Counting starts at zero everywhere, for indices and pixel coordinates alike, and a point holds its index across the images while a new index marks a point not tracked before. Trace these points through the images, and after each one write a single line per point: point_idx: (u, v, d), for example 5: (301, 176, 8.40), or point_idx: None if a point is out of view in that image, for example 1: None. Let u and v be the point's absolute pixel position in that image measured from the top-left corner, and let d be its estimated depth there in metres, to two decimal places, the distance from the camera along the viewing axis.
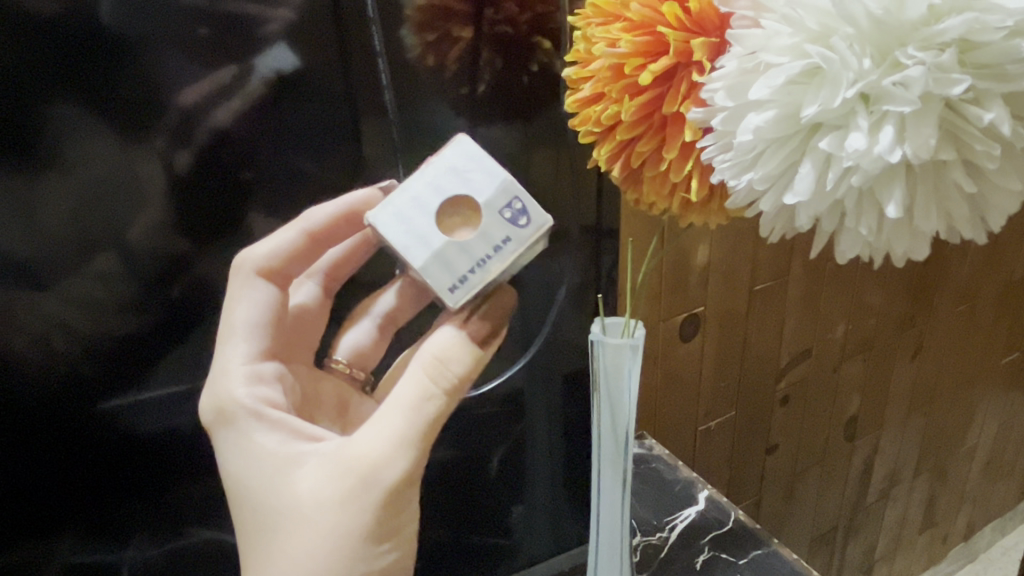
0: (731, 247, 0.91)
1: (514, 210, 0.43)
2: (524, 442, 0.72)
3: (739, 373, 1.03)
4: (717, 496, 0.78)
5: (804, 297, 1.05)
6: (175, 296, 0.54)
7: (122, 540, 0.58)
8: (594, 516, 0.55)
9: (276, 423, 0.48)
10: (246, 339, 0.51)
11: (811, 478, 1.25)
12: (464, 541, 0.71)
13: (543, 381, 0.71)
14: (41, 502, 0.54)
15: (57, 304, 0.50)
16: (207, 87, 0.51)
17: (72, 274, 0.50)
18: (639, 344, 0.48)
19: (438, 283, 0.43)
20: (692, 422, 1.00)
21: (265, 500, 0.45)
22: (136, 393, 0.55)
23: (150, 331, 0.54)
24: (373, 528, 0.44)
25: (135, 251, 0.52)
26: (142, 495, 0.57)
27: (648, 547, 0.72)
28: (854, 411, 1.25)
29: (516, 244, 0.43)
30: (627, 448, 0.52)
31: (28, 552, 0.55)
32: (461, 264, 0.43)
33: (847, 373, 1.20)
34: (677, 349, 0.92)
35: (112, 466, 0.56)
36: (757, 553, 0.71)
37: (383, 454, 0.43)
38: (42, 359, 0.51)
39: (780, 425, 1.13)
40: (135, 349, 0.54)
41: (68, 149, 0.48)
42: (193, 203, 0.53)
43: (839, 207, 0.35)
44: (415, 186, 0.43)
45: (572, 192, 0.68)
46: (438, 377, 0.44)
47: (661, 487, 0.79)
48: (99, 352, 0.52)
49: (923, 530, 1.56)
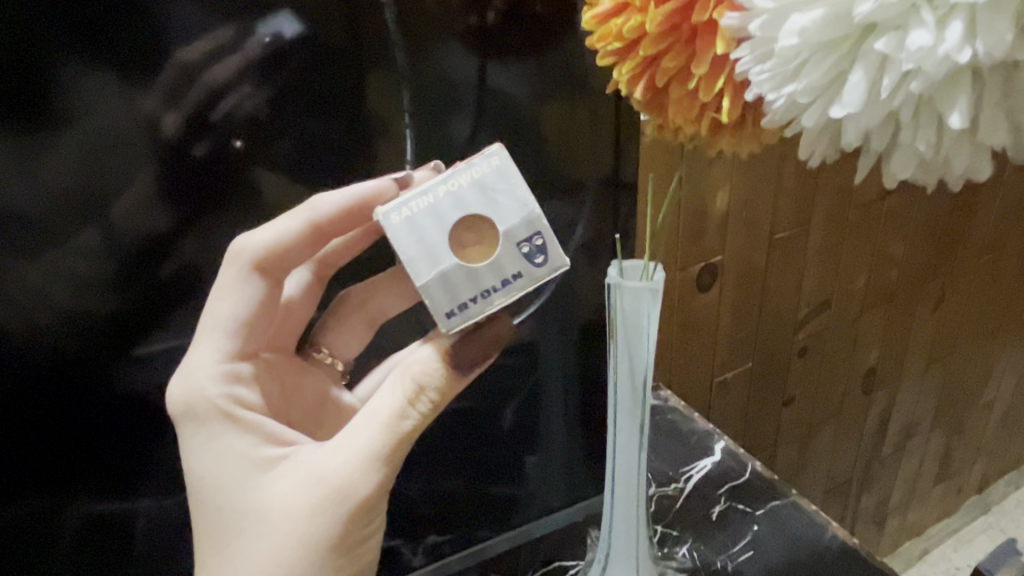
0: (752, 194, 0.89)
1: (532, 247, 0.41)
2: (538, 393, 0.70)
3: (757, 325, 1.00)
4: (734, 447, 0.77)
5: (825, 247, 1.02)
6: (169, 260, 0.53)
7: (136, 487, 0.57)
8: (608, 482, 0.55)
9: (252, 425, 0.47)
10: (225, 334, 0.49)
11: (827, 430, 1.23)
12: (476, 492, 0.70)
13: (558, 329, 0.69)
14: (46, 449, 0.53)
15: (45, 271, 0.49)
16: (199, 52, 0.50)
17: (67, 240, 0.50)
18: (658, 288, 0.45)
19: (436, 304, 0.41)
20: (707, 373, 0.99)
21: (233, 500, 0.45)
22: (140, 352, 0.54)
23: (139, 294, 0.53)
24: (343, 536, 0.44)
25: (121, 227, 0.51)
26: (147, 460, 0.57)
27: (663, 498, 0.71)
28: (873, 362, 1.23)
29: (525, 283, 0.41)
30: (645, 397, 0.50)
31: (43, 499, 0.54)
32: (465, 291, 0.41)
33: (866, 326, 1.17)
34: (694, 299, 0.90)
35: (116, 415, 0.55)
36: (774, 504, 0.70)
37: (357, 468, 0.43)
38: (28, 326, 0.50)
39: (796, 377, 1.12)
40: (131, 312, 0.53)
41: (77, 112, 0.47)
42: (181, 167, 0.51)
43: (893, 122, 0.32)
44: (437, 196, 0.40)
45: (584, 128, 0.65)
46: (416, 399, 0.43)
47: (675, 438, 0.78)
48: (92, 313, 0.51)
49: (938, 482, 1.56)
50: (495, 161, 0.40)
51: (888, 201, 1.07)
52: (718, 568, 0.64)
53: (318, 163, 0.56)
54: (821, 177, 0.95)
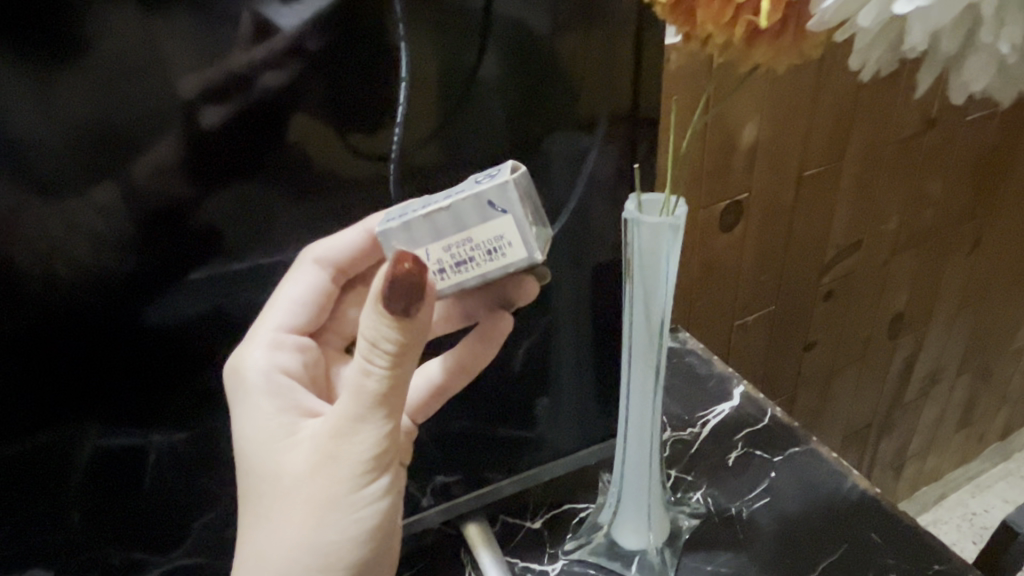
0: (783, 127, 0.83)
1: (486, 176, 0.40)
2: (551, 346, 0.63)
3: (782, 266, 0.96)
4: (753, 392, 0.74)
5: (857, 185, 0.97)
6: (189, 232, 0.45)
7: (146, 434, 0.50)
8: (621, 431, 0.53)
9: (279, 389, 0.48)
10: (287, 311, 0.52)
11: (848, 374, 1.20)
12: (487, 437, 0.64)
13: (572, 280, 0.62)
14: (55, 398, 0.46)
15: (53, 225, 0.42)
16: (248, 68, 0.44)
17: (81, 196, 0.42)
18: (680, 224, 0.42)
19: (388, 216, 0.42)
20: (728, 316, 0.95)
21: (254, 467, 0.45)
22: (161, 312, 0.47)
23: (155, 256, 0.45)
24: (343, 497, 0.42)
25: (141, 187, 0.43)
26: (172, 428, 0.51)
27: (678, 442, 0.70)
28: (900, 307, 1.19)
29: (462, 196, 0.39)
30: (662, 342, 0.48)
31: (46, 450, 0.47)
32: (414, 206, 0.41)
33: (896, 269, 1.13)
34: (715, 239, 0.87)
35: (129, 364, 0.47)
36: (794, 451, 0.67)
37: (342, 430, 0.41)
38: (46, 284, 0.43)
39: (820, 320, 1.08)
40: (146, 277, 0.45)
41: (93, 40, 0.40)
42: (200, 138, 0.44)
43: (968, 20, 0.32)
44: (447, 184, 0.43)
45: (617, 34, 0.55)
46: (371, 354, 0.39)
47: (693, 382, 0.76)
48: (104, 273, 0.44)
49: (959, 429, 1.53)
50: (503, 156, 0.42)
51: (929, 135, 1.00)
52: (732, 514, 0.62)
53: (354, 123, 0.48)
54: (856, 109, 0.89)
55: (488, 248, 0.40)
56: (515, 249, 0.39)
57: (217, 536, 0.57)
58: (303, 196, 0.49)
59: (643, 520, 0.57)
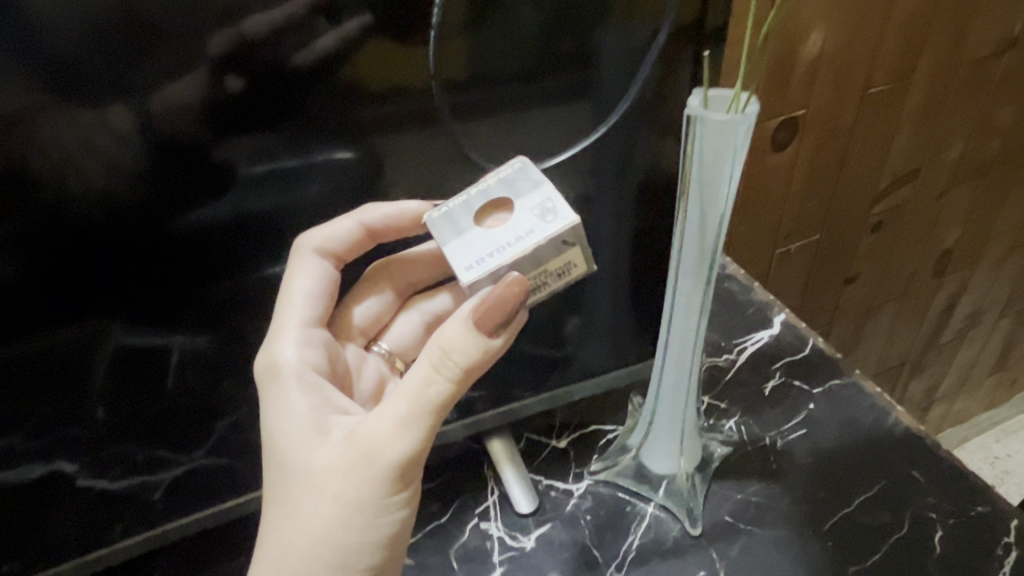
0: (852, 34, 0.76)
1: (543, 209, 0.44)
2: (588, 264, 0.59)
3: (831, 194, 0.91)
4: (795, 322, 0.70)
5: (922, 109, 0.90)
6: (205, 165, 0.43)
7: (165, 341, 0.48)
8: (660, 341, 0.51)
9: (312, 385, 0.46)
10: (304, 305, 0.49)
11: (887, 311, 1.16)
12: (514, 354, 0.61)
13: (617, 193, 0.57)
14: (70, 309, 0.44)
15: (65, 138, 0.39)
16: (265, 20, 0.40)
17: (93, 114, 0.39)
18: (750, 123, 0.38)
19: (455, 258, 0.43)
20: (769, 243, 0.91)
21: (288, 456, 0.43)
22: (176, 224, 0.44)
23: (171, 176, 0.42)
24: (373, 500, 0.40)
25: (158, 112, 0.40)
26: (193, 331, 0.48)
27: (713, 369, 0.67)
28: (950, 244, 1.13)
29: (537, 240, 0.42)
30: (714, 254, 0.45)
31: (65, 357, 0.45)
32: (484, 246, 0.43)
33: (952, 202, 1.06)
34: (764, 159, 0.81)
35: (144, 277, 0.45)
36: (835, 383, 0.64)
37: (388, 433, 0.40)
38: (58, 195, 0.40)
39: (865, 253, 1.03)
40: (161, 199, 0.43)
41: None
42: (213, 99, 0.41)
43: None
44: (468, 191, 0.45)
45: None
46: (441, 366, 0.40)
47: (731, 308, 0.72)
48: (118, 190, 0.41)
49: (992, 373, 1.49)
50: (517, 161, 0.46)
51: (1008, 56, 0.92)
52: (766, 444, 0.60)
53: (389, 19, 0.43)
54: (933, 22, 0.81)
55: (555, 273, 0.45)
56: (579, 266, 0.45)
57: (240, 438, 0.56)
58: (330, 105, 0.44)
59: (675, 445, 0.57)
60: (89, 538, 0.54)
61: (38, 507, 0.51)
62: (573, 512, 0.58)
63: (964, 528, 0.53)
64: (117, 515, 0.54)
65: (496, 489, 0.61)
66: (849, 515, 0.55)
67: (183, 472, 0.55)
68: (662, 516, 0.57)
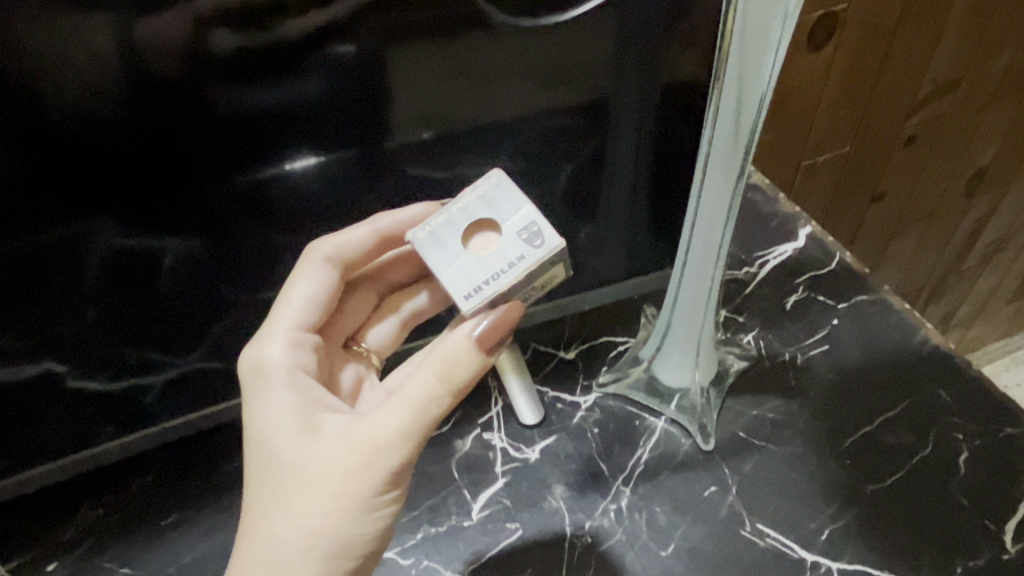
0: None
1: (529, 232, 0.39)
2: (606, 165, 0.54)
3: (865, 105, 0.85)
4: (822, 234, 0.66)
5: (974, 11, 0.82)
6: (190, 93, 0.40)
7: (155, 243, 0.45)
8: (681, 253, 0.50)
9: (301, 385, 0.43)
10: (306, 309, 0.46)
11: (912, 233, 1.11)
12: None
13: (641, 87, 0.51)
14: (51, 216, 0.41)
15: (38, 49, 0.36)
16: None
17: (68, 25, 0.36)
18: None
19: (450, 287, 0.39)
20: (795, 156, 0.85)
21: (279, 453, 0.40)
22: (159, 132, 0.41)
23: (153, 94, 0.39)
24: (369, 500, 0.39)
25: (137, 31, 0.37)
26: (185, 234, 0.45)
27: (732, 282, 0.63)
28: (984, 164, 1.06)
29: (531, 266, 0.38)
30: (744, 166, 0.44)
31: (48, 260, 0.42)
32: (478, 273, 0.38)
33: (992, 117, 0.99)
34: (798, 60, 0.75)
35: (129, 183, 0.42)
36: (860, 299, 0.61)
37: (387, 439, 0.38)
38: (31, 104, 0.37)
39: (895, 169, 0.97)
40: (145, 118, 0.40)
41: None
42: (196, 49, 0.38)
43: None
44: (448, 209, 0.40)
45: None
46: (446, 379, 0.38)
47: (754, 219, 0.68)
48: (98, 107, 0.39)
49: (1010, 301, 1.45)
50: (494, 175, 0.40)
51: None
52: (785, 360, 0.58)
53: None
54: None
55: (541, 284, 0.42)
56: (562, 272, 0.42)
57: (235, 342, 0.53)
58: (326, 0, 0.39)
59: (690, 358, 0.55)
60: (79, 440, 0.52)
61: (25, 407, 0.48)
62: (581, 424, 0.56)
63: (994, 450, 0.51)
64: (109, 416, 0.52)
65: (500, 399, 0.58)
66: (869, 435, 0.53)
67: (177, 374, 0.52)
68: (673, 430, 0.55)
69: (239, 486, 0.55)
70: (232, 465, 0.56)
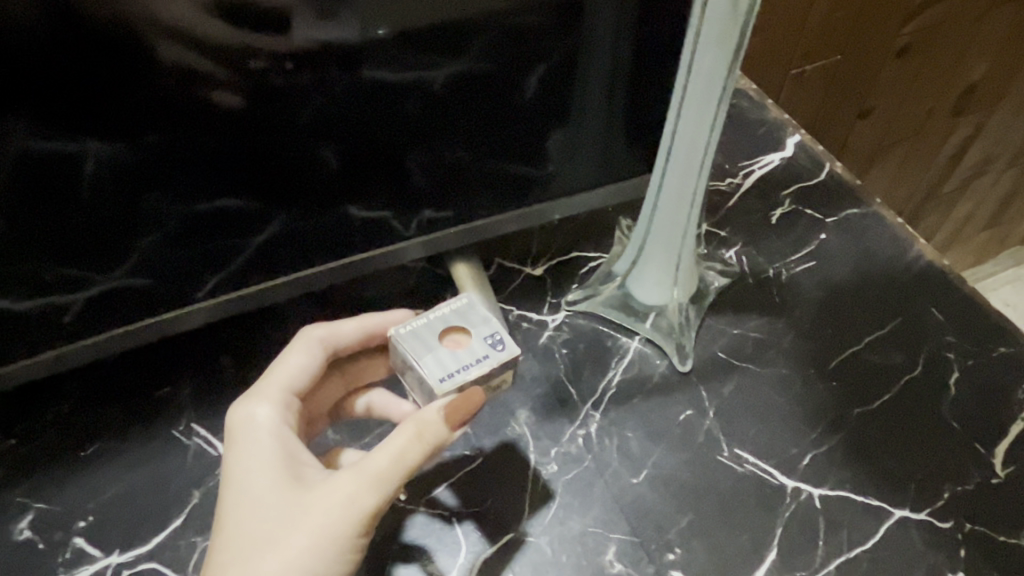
0: None
1: (494, 338, 0.42)
2: (584, 62, 0.48)
3: (860, 9, 0.79)
4: (811, 144, 0.61)
5: None
6: (123, 34, 0.36)
7: (78, 151, 0.39)
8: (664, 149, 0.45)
9: (283, 444, 0.40)
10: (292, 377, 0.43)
11: (895, 153, 1.07)
12: (488, 171, 0.52)
13: None
14: None
15: None
16: None
17: None
18: None
19: (426, 369, 0.41)
20: (783, 63, 0.79)
21: (260, 507, 0.37)
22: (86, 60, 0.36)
23: (79, 30, 0.35)
24: (344, 542, 0.37)
25: None
26: (114, 141, 0.39)
27: (715, 195, 0.59)
28: (975, 81, 1.02)
29: (495, 364, 0.41)
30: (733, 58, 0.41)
31: None
32: (451, 362, 0.41)
33: (987, 29, 0.94)
34: None
35: (51, 103, 0.37)
36: (850, 213, 0.57)
37: (364, 484, 0.37)
38: None
39: (885, 83, 0.92)
40: (70, 53, 0.35)
41: None
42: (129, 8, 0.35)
43: None
44: (426, 316, 0.43)
45: None
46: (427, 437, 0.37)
47: (740, 127, 0.63)
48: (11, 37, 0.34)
49: (986, 228, 1.43)
50: (467, 296, 0.45)
51: None
52: (769, 277, 0.54)
53: None
54: None
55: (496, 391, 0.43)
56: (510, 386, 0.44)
57: (163, 259, 0.46)
58: None
59: (670, 271, 0.51)
60: None
61: None
62: (548, 345, 0.52)
63: (985, 369, 0.49)
64: (17, 341, 0.45)
65: None
66: (857, 354, 0.50)
67: (98, 294, 0.46)
68: (647, 351, 0.51)
69: (174, 414, 0.50)
70: (166, 390, 0.51)
